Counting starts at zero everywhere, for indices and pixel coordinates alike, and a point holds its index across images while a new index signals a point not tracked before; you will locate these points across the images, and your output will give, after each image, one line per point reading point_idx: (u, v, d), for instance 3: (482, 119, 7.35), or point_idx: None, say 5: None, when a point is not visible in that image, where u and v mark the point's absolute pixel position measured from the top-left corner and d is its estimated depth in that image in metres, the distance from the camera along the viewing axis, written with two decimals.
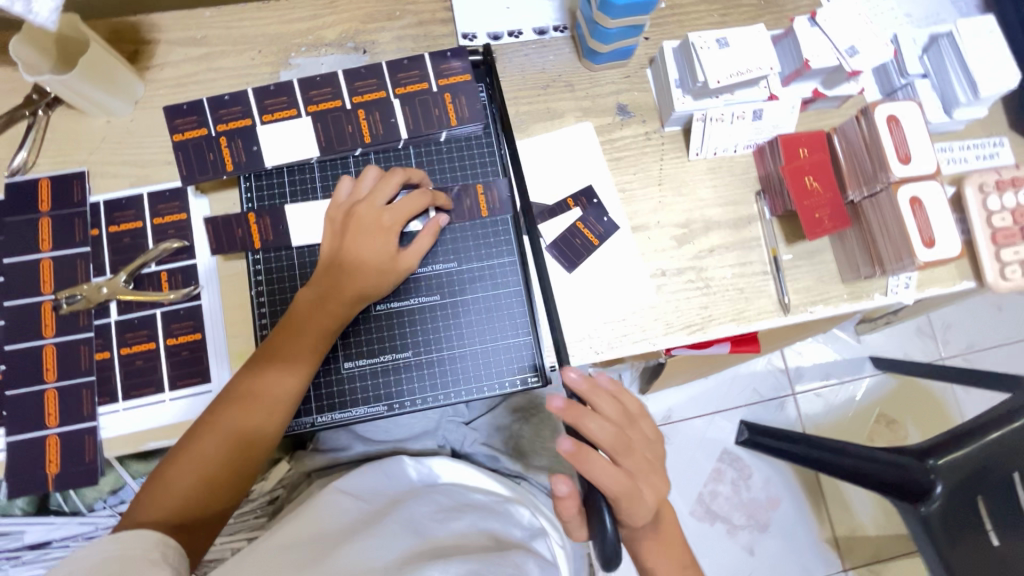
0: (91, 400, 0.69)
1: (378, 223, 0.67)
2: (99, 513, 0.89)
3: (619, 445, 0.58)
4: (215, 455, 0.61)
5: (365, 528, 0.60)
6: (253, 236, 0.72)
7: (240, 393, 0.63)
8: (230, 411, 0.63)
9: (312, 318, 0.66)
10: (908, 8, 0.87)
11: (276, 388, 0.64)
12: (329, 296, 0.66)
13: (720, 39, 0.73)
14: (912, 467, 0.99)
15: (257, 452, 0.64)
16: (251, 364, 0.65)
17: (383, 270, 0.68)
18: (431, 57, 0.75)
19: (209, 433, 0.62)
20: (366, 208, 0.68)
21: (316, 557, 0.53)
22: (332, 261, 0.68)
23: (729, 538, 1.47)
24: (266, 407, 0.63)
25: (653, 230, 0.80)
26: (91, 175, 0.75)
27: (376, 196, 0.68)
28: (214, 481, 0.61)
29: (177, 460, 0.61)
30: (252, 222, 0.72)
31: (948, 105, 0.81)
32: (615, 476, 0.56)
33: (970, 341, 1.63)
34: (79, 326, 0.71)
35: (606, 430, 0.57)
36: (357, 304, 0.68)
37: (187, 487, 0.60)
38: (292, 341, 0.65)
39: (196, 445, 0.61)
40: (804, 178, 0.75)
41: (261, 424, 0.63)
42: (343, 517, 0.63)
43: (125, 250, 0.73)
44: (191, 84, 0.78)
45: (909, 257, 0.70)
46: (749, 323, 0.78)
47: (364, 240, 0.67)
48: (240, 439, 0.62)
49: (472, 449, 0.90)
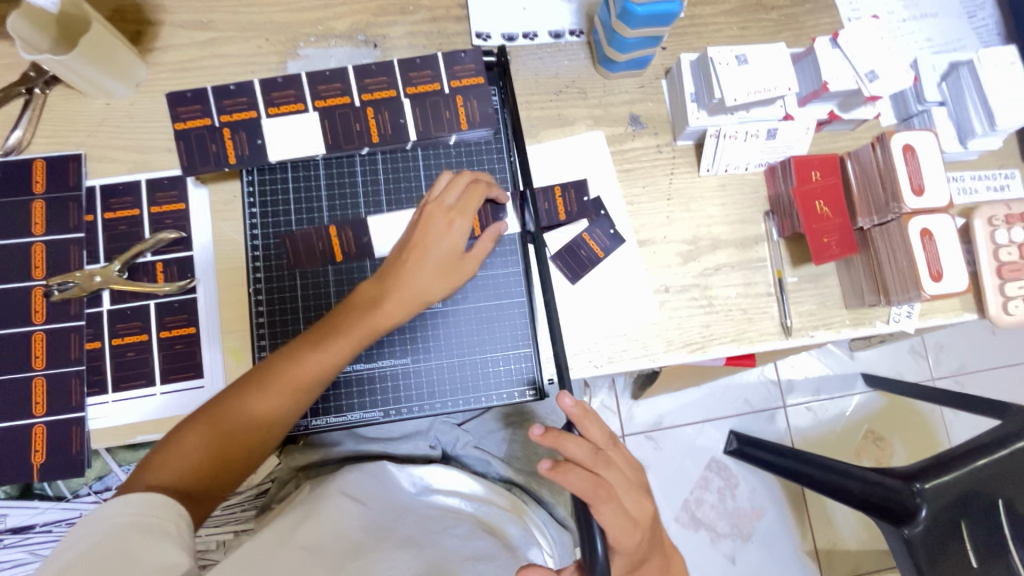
0: (80, 390, 0.68)
1: (447, 223, 0.64)
2: (83, 499, 0.88)
3: (606, 470, 0.56)
4: (229, 429, 0.59)
5: (376, 537, 0.61)
6: (333, 247, 0.71)
7: (268, 372, 0.61)
8: (256, 388, 0.60)
9: (362, 313, 0.63)
10: (928, 32, 0.87)
11: (309, 376, 0.61)
12: (387, 292, 0.63)
13: (739, 56, 0.72)
14: (898, 490, 0.98)
15: (271, 434, 0.62)
16: (294, 348, 0.63)
17: (444, 271, 0.64)
18: (444, 57, 0.73)
19: (231, 406, 0.60)
20: (436, 208, 0.65)
21: (339, 564, 0.53)
22: (396, 259, 0.65)
23: (713, 546, 1.48)
24: (293, 392, 0.61)
25: (659, 245, 0.79)
26: (88, 158, 0.73)
27: (446, 197, 0.66)
28: (227, 457, 0.59)
29: (195, 428, 0.59)
30: (333, 235, 0.71)
31: (963, 135, 0.80)
32: (606, 499, 0.53)
33: (962, 363, 1.64)
34: (70, 314, 0.69)
35: (591, 453, 0.55)
36: (411, 305, 0.64)
37: (200, 458, 0.58)
38: (338, 331, 0.62)
39: (216, 414, 0.59)
40: (815, 202, 0.74)
41: (284, 409, 0.61)
42: (351, 516, 0.63)
43: (120, 238, 0.71)
44: (196, 69, 0.76)
45: (915, 289, 0.70)
46: (750, 345, 0.77)
47: (430, 239, 0.64)
48: (259, 418, 0.60)
49: (464, 453, 0.88)
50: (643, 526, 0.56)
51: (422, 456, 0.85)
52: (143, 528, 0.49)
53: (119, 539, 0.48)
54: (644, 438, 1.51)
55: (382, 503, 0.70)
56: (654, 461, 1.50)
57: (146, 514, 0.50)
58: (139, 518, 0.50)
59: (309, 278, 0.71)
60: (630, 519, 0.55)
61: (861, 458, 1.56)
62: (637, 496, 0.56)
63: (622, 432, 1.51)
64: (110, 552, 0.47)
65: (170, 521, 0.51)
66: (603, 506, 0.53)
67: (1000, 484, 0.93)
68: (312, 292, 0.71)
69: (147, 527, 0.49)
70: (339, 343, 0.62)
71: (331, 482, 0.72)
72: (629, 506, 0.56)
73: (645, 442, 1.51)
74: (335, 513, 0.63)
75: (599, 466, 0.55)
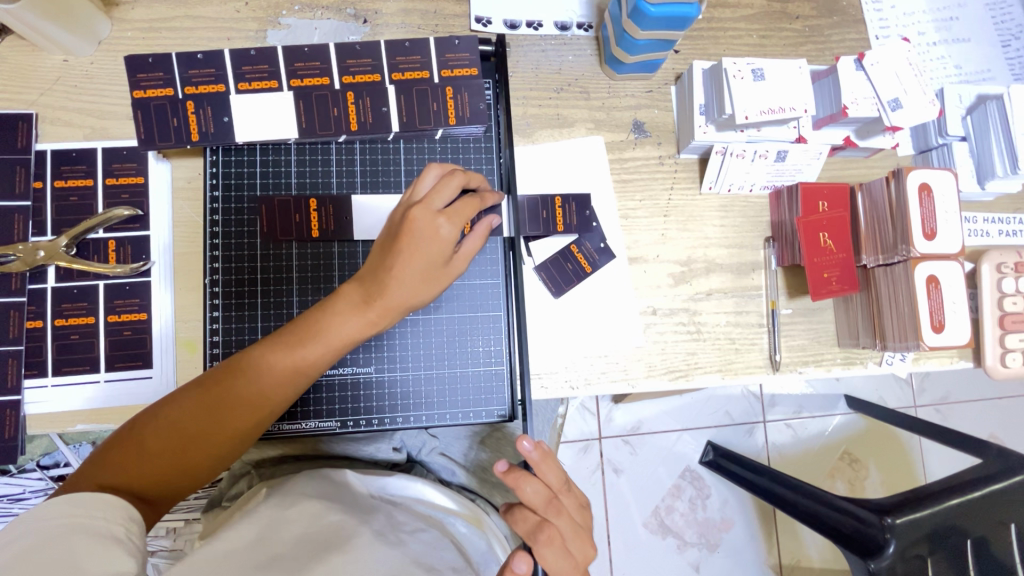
0: (16, 371, 0.63)
1: (435, 230, 0.58)
2: (29, 475, 0.84)
3: (557, 517, 0.55)
4: (192, 437, 0.54)
5: (338, 534, 0.58)
6: (311, 223, 0.66)
7: (240, 374, 0.56)
8: (225, 391, 0.56)
9: (341, 319, 0.58)
10: (958, 59, 0.81)
11: (279, 386, 0.57)
12: (368, 301, 0.58)
13: (756, 70, 0.66)
14: (870, 522, 0.95)
15: (237, 444, 0.57)
16: (260, 355, 0.57)
17: (431, 278, 0.59)
18: (436, 42, 0.67)
19: (197, 406, 0.55)
20: (421, 210, 0.58)
21: (297, 565, 0.50)
22: (378, 263, 0.59)
23: (678, 554, 1.47)
24: (266, 398, 0.57)
25: (651, 264, 0.75)
26: (40, 120, 0.67)
27: (434, 197, 0.58)
28: (191, 462, 0.55)
29: (155, 426, 0.54)
30: (312, 209, 0.66)
31: (982, 175, 0.75)
32: (550, 547, 0.52)
33: (947, 394, 1.62)
34: (11, 289, 0.64)
35: (544, 500, 0.54)
36: (396, 312, 0.59)
37: (158, 461, 0.53)
38: (311, 340, 0.57)
39: (180, 415, 0.55)
40: (819, 234, 0.69)
41: (257, 414, 0.57)
42: (313, 518, 0.60)
43: (71, 211, 0.66)
44: (164, 30, 0.69)
45: (914, 339, 0.66)
46: (735, 377, 0.74)
47: (414, 244, 0.57)
48: (229, 423, 0.56)
49: (428, 459, 0.85)
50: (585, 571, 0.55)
51: (383, 459, 0.83)
52: (88, 530, 0.44)
53: (58, 543, 0.42)
54: (620, 443, 1.49)
55: (345, 500, 0.67)
56: (628, 467, 1.48)
57: (95, 516, 0.46)
58: (86, 519, 0.45)
59: (270, 274, 0.67)
60: (575, 566, 0.54)
61: (835, 479, 1.55)
62: (583, 540, 0.55)
63: (599, 436, 1.48)
64: (47, 555, 0.41)
65: (120, 524, 0.47)
66: (547, 553, 0.52)
67: (972, 522, 0.91)
68: (273, 289, 0.66)
69: (93, 531, 0.45)
70: (316, 350, 0.57)
71: (284, 486, 0.68)
72: (574, 550, 0.55)
73: (622, 447, 1.49)
74: (291, 519, 0.59)
75: (551, 513, 0.54)
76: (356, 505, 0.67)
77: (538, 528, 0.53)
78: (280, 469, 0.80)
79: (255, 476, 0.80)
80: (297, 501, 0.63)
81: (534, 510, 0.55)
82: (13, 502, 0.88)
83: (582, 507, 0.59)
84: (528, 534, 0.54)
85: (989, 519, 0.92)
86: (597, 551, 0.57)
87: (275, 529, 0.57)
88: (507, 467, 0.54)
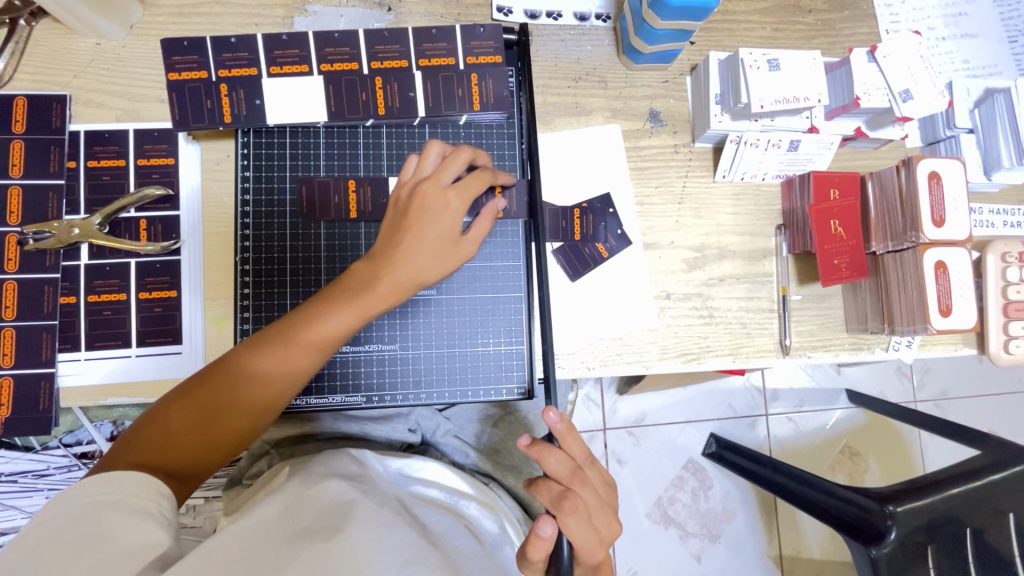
0: (51, 345, 0.65)
1: (444, 204, 0.60)
2: (53, 451, 0.87)
3: (582, 488, 0.56)
4: (211, 414, 0.56)
5: (362, 510, 0.58)
6: (350, 204, 0.69)
7: (256, 351, 0.57)
8: (243, 366, 0.57)
9: (354, 293, 0.58)
10: (966, 54, 0.84)
11: (293, 363, 0.57)
12: (377, 278, 0.58)
13: (772, 60, 0.68)
14: (873, 511, 0.96)
15: (255, 422, 0.58)
16: (274, 335, 0.58)
17: (443, 253, 0.60)
18: (461, 31, 0.69)
19: (216, 384, 0.56)
20: (430, 186, 0.60)
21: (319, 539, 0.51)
22: (388, 239, 0.60)
23: (680, 544, 1.49)
24: (280, 376, 0.57)
25: (665, 250, 0.77)
26: (74, 101, 0.68)
27: (442, 174, 0.60)
28: (214, 437, 0.56)
29: (178, 403, 0.56)
30: (351, 190, 0.69)
31: (989, 166, 0.77)
32: (575, 516, 0.54)
33: (947, 388, 1.64)
34: (45, 265, 0.66)
35: (568, 472, 0.56)
36: (404, 287, 0.59)
37: (183, 436, 0.55)
38: (319, 317, 0.57)
39: (200, 392, 0.56)
40: (830, 222, 0.71)
41: (273, 390, 0.58)
42: (336, 496, 0.59)
43: (103, 190, 0.68)
44: (195, 15, 0.71)
45: (922, 321, 0.68)
46: (746, 361, 0.76)
47: (424, 219, 0.59)
48: (246, 401, 0.57)
49: (443, 440, 0.87)
50: (607, 546, 0.57)
51: (399, 441, 0.85)
52: (117, 506, 0.47)
53: (92, 521, 0.45)
54: (625, 434, 1.51)
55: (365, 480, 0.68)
56: (632, 457, 1.50)
57: (126, 492, 0.48)
58: (118, 496, 0.47)
59: (299, 254, 0.68)
60: (597, 538, 0.56)
61: (836, 471, 1.58)
62: (607, 515, 0.57)
63: (604, 426, 1.50)
64: (81, 533, 0.44)
65: (147, 498, 0.48)
66: (570, 521, 0.54)
67: (970, 513, 0.93)
68: (302, 267, 0.68)
69: (125, 507, 0.47)
70: (328, 324, 0.58)
71: (305, 466, 0.69)
72: (597, 524, 0.57)
73: (626, 437, 1.51)
74: (314, 494, 0.59)
75: (576, 483, 0.56)
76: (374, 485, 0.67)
77: (562, 497, 0.55)
78: (302, 449, 0.81)
79: (276, 455, 0.82)
80: (319, 479, 0.63)
81: (558, 481, 0.56)
82: (37, 479, 0.89)
83: (604, 484, 0.61)
84: (553, 503, 0.56)
85: (989, 505, 0.94)
86: (619, 527, 0.59)
87: (300, 505, 0.57)
88: (531, 440, 0.56)
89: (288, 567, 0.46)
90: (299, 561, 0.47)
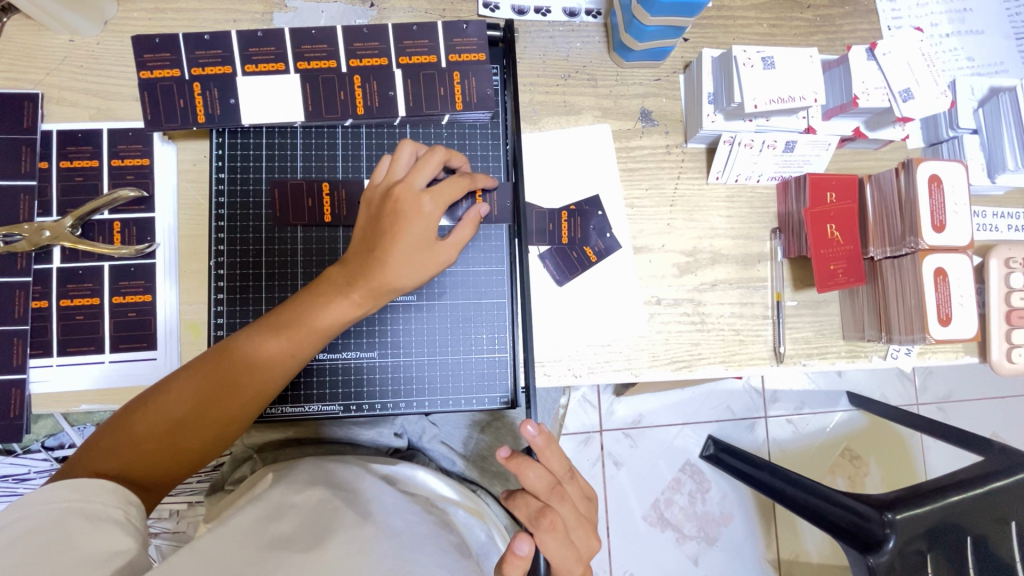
0: (22, 350, 0.64)
1: (419, 209, 0.57)
2: (34, 455, 0.86)
3: (560, 504, 0.55)
4: (177, 422, 0.54)
5: (350, 511, 0.56)
6: (324, 208, 0.67)
7: (226, 358, 0.56)
8: (214, 373, 0.55)
9: (329, 301, 0.57)
10: (970, 51, 0.81)
11: (267, 370, 0.56)
12: (354, 284, 0.57)
13: (766, 58, 0.65)
14: (870, 518, 0.94)
15: (226, 431, 0.57)
16: (246, 341, 0.56)
17: (420, 259, 0.58)
18: (444, 27, 0.66)
19: (184, 391, 0.55)
20: (404, 190, 0.58)
21: (303, 545, 0.48)
22: (366, 245, 0.58)
23: (677, 547, 1.48)
24: (253, 383, 0.56)
25: (655, 254, 0.74)
26: (46, 100, 0.66)
27: (415, 177, 0.58)
28: (184, 445, 0.54)
29: (145, 410, 0.54)
30: (325, 194, 0.67)
31: (993, 169, 0.75)
32: (553, 534, 0.53)
33: (950, 392, 1.61)
34: (16, 269, 0.64)
35: (547, 487, 0.54)
36: (380, 294, 0.58)
37: (150, 444, 0.53)
38: (295, 325, 0.56)
39: (168, 399, 0.54)
40: (827, 226, 0.69)
41: (246, 397, 0.56)
42: (322, 498, 0.58)
43: (77, 191, 0.66)
44: (170, 11, 0.68)
45: (920, 332, 0.66)
46: (739, 369, 0.74)
47: (399, 223, 0.57)
48: (217, 408, 0.55)
49: (428, 447, 0.84)
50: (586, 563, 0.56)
51: (385, 445, 0.83)
52: (84, 513, 0.45)
53: (56, 527, 0.42)
54: (622, 435, 1.49)
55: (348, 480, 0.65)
56: (628, 459, 1.48)
57: (93, 499, 0.46)
58: (85, 503, 0.45)
59: (275, 259, 0.67)
60: (575, 555, 0.54)
61: (836, 475, 1.55)
62: (585, 531, 0.56)
63: (600, 428, 1.48)
64: (47, 536, 0.42)
65: (117, 505, 0.47)
66: (548, 539, 0.53)
67: (970, 518, 0.90)
68: (277, 271, 0.66)
69: (92, 515, 0.45)
70: (303, 333, 0.56)
71: (288, 474, 0.67)
72: (576, 541, 0.55)
73: (622, 439, 1.49)
74: (298, 499, 0.58)
75: (554, 499, 0.55)
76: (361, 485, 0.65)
77: (541, 514, 0.54)
78: (284, 454, 0.79)
79: (259, 461, 0.79)
80: (301, 487, 0.61)
81: (537, 497, 0.55)
82: (18, 483, 0.87)
83: (585, 498, 0.59)
84: (530, 519, 0.54)
85: (991, 514, 0.90)
86: (598, 543, 0.58)
87: (284, 509, 0.55)
88: (510, 454, 0.55)
89: (280, 564, 0.45)
90: (292, 557, 0.46)
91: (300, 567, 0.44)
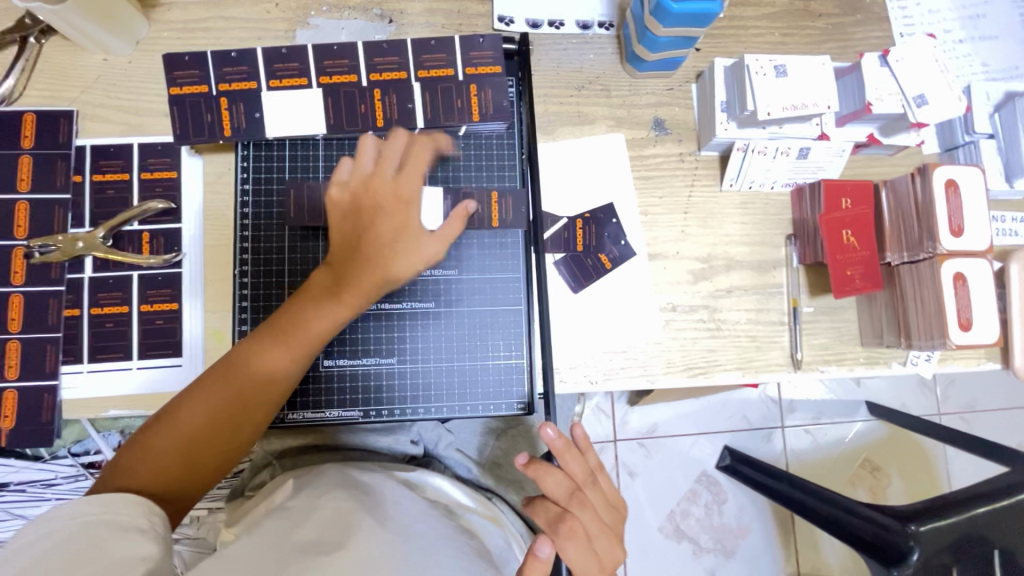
0: (54, 357, 0.66)
1: (396, 195, 0.60)
2: (61, 462, 0.88)
3: (581, 512, 0.56)
4: (193, 438, 0.55)
5: (371, 515, 0.57)
6: None
7: (231, 371, 0.57)
8: (220, 388, 0.56)
9: (321, 302, 0.58)
10: (985, 57, 0.80)
11: (269, 377, 0.57)
12: (346, 283, 0.58)
13: (779, 66, 0.66)
14: (893, 530, 0.92)
15: (239, 442, 0.58)
16: (246, 351, 0.57)
17: (408, 250, 0.60)
18: (461, 42, 0.68)
19: (193, 405, 0.56)
20: (378, 181, 0.60)
21: (327, 548, 0.49)
22: (349, 242, 0.59)
23: (694, 559, 1.45)
24: (259, 391, 0.57)
25: (670, 260, 0.75)
26: (80, 117, 0.69)
27: (386, 167, 0.61)
28: (201, 458, 0.55)
29: (158, 429, 0.55)
30: None
31: (1011, 172, 0.74)
32: (573, 540, 0.54)
33: (972, 402, 1.58)
34: (50, 278, 0.67)
35: (566, 493, 0.56)
36: (375, 290, 0.59)
37: (168, 459, 0.54)
38: (292, 328, 0.58)
39: (178, 417, 0.55)
40: (842, 232, 0.69)
41: (253, 405, 0.57)
42: (342, 503, 0.59)
43: (108, 204, 0.69)
44: (199, 31, 0.71)
45: (940, 337, 0.66)
46: (756, 375, 0.73)
47: (380, 215, 0.59)
48: (227, 419, 0.56)
49: (445, 454, 0.85)
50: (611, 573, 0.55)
51: (401, 452, 0.82)
52: (109, 523, 0.45)
53: (82, 540, 0.43)
54: (636, 445, 1.48)
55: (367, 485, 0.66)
56: (644, 469, 1.47)
57: (117, 511, 0.47)
58: (109, 514, 0.46)
59: (298, 267, 0.68)
60: (598, 564, 0.54)
61: (856, 486, 1.52)
62: (608, 539, 0.56)
63: (614, 438, 1.47)
64: (76, 550, 0.42)
65: (140, 513, 0.48)
66: (569, 545, 0.53)
67: (999, 531, 0.87)
68: (300, 278, 0.68)
69: (116, 525, 0.46)
70: (300, 334, 0.58)
71: (309, 480, 0.67)
72: (599, 550, 0.55)
73: (637, 449, 1.47)
74: (321, 503, 0.59)
75: (574, 506, 0.56)
76: (381, 489, 0.66)
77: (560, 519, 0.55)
78: (302, 461, 0.80)
79: (278, 467, 0.81)
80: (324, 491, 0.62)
81: (556, 502, 0.56)
82: (46, 488, 0.92)
83: (609, 506, 0.59)
84: (550, 525, 0.55)
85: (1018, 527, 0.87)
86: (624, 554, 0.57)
87: (308, 514, 0.56)
88: (529, 460, 0.56)
89: (308, 566, 0.46)
90: (317, 561, 0.47)
91: (326, 569, 0.46)
